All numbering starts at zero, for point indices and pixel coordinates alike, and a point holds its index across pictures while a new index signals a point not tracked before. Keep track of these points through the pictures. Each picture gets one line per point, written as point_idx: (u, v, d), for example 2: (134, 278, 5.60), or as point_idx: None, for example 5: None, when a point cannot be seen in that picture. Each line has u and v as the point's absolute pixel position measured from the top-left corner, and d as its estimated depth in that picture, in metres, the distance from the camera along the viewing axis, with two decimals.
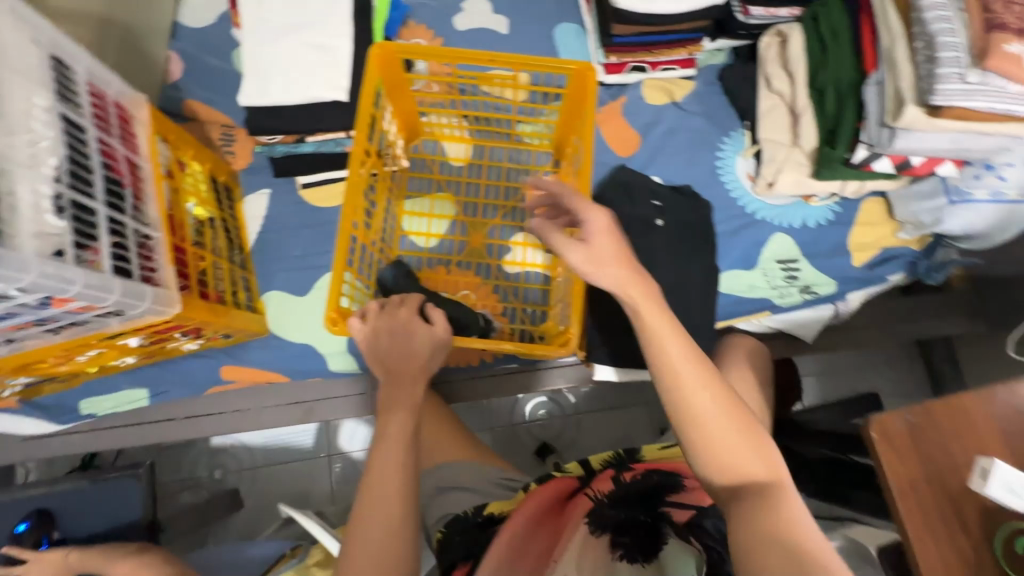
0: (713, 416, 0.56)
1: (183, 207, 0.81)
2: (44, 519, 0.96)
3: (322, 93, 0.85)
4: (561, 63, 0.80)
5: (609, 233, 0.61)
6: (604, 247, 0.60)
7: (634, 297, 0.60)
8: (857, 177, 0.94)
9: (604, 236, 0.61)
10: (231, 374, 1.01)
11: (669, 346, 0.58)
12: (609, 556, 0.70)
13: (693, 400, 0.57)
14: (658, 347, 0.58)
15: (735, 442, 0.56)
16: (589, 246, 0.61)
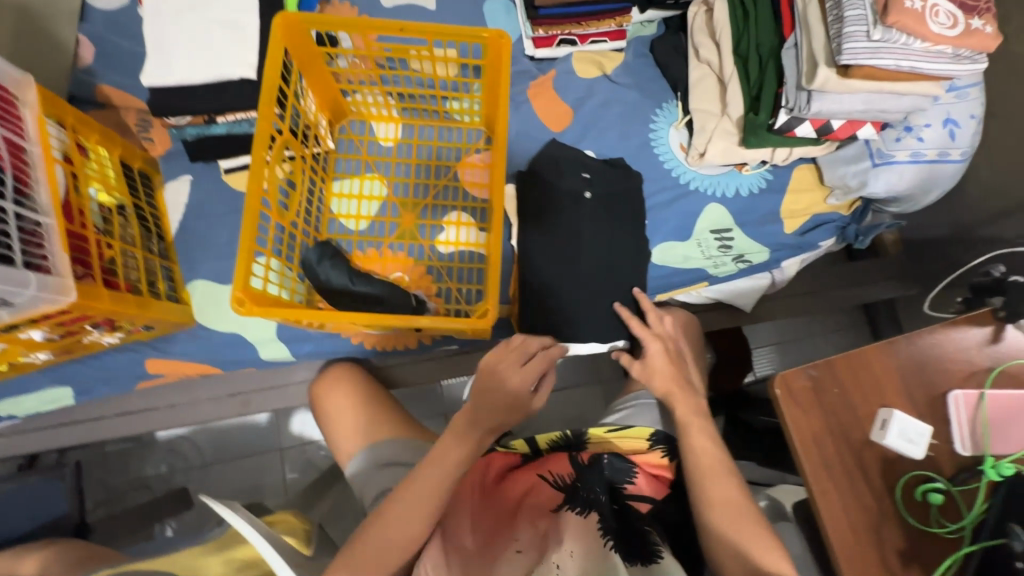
0: (726, 501, 0.71)
1: (84, 193, 0.78)
2: None
3: (229, 70, 0.82)
4: (472, 31, 0.78)
5: (663, 355, 0.84)
6: (658, 366, 0.83)
7: (682, 404, 0.80)
8: (783, 144, 0.94)
9: (662, 359, 0.83)
10: (158, 368, 0.98)
11: (695, 440, 0.77)
12: (602, 546, 0.70)
13: (714, 489, 0.72)
14: (686, 441, 0.77)
15: (741, 526, 0.69)
16: (644, 363, 0.84)
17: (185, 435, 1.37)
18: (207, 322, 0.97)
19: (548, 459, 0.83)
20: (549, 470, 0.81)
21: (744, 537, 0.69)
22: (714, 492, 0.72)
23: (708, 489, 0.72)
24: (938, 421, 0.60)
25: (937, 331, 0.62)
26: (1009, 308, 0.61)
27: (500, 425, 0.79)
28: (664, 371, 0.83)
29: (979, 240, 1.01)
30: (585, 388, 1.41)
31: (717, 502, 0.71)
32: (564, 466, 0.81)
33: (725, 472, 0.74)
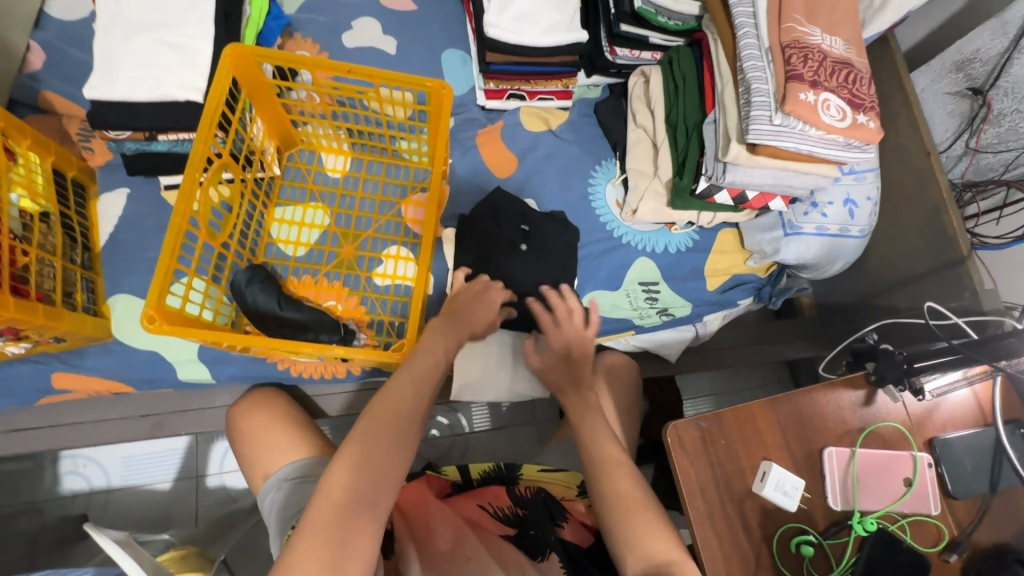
0: (624, 485, 0.68)
1: (5, 197, 0.77)
2: None
3: (174, 92, 0.83)
4: (417, 79, 0.84)
5: (575, 312, 0.93)
6: (568, 320, 0.93)
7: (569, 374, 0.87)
8: (705, 208, 1.02)
9: (573, 317, 0.93)
10: (64, 383, 0.93)
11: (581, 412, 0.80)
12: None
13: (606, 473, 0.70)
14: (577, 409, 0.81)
15: (641, 517, 0.65)
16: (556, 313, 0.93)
17: (91, 457, 1.29)
18: (125, 339, 0.94)
19: (484, 491, 0.86)
20: (488, 502, 0.83)
21: (637, 525, 0.64)
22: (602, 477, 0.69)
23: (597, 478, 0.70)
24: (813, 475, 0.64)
25: (816, 390, 0.67)
26: (878, 373, 0.66)
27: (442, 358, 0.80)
28: (569, 332, 0.91)
29: (878, 309, 1.11)
30: (521, 428, 1.41)
31: (616, 494, 0.67)
32: (502, 498, 0.84)
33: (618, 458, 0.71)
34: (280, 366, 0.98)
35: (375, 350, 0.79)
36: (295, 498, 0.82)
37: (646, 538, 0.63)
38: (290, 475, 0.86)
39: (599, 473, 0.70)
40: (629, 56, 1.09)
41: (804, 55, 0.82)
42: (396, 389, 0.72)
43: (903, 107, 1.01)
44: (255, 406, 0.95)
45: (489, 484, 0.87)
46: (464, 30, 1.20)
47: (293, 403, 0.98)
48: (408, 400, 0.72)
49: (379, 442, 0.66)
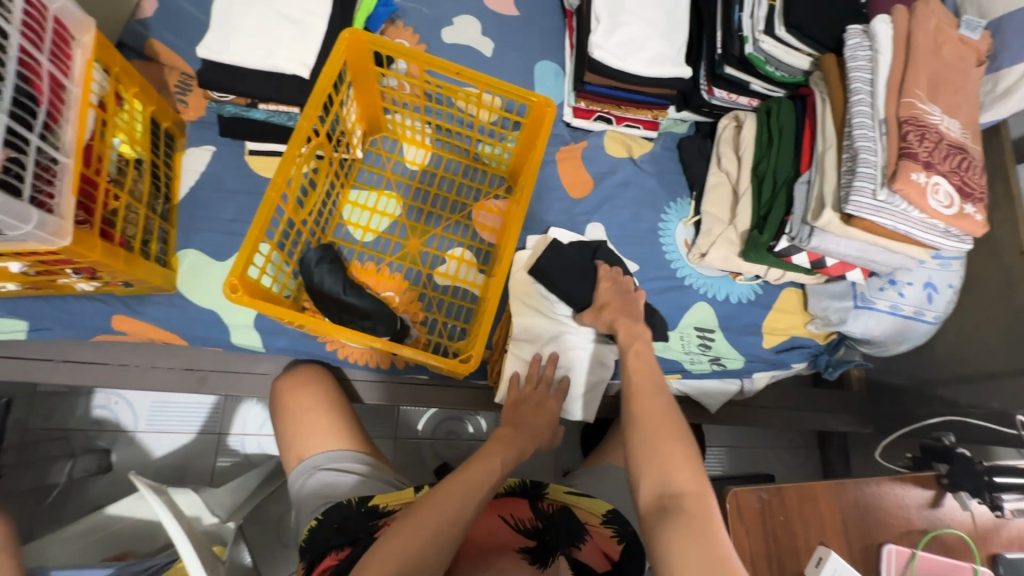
0: (653, 415, 0.70)
1: (108, 140, 0.78)
2: None
3: (282, 64, 0.84)
4: (523, 93, 0.84)
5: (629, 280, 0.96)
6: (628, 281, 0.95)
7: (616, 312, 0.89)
8: (779, 266, 1.00)
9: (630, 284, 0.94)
10: (123, 326, 0.94)
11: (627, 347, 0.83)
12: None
13: (639, 401, 0.72)
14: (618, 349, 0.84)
15: (666, 444, 0.66)
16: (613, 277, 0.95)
17: (124, 395, 1.32)
18: (188, 293, 0.95)
19: (507, 503, 0.84)
20: (509, 514, 0.81)
21: (665, 453, 0.65)
22: (637, 408, 0.71)
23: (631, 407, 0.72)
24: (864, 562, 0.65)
25: (884, 484, 0.68)
26: (953, 478, 0.68)
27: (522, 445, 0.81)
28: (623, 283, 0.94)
29: (936, 398, 1.08)
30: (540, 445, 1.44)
31: (644, 418, 0.69)
32: (523, 511, 0.83)
33: (658, 396, 0.73)
34: (329, 346, 0.99)
35: (394, 344, 0.79)
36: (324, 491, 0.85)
37: (677, 464, 0.64)
38: (322, 466, 0.89)
39: (637, 400, 0.73)
40: (725, 98, 1.07)
41: (921, 133, 0.79)
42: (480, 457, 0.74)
43: (1003, 199, 0.98)
44: (304, 383, 0.95)
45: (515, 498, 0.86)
46: (560, 44, 1.20)
47: (338, 389, 0.98)
48: (489, 470, 0.73)
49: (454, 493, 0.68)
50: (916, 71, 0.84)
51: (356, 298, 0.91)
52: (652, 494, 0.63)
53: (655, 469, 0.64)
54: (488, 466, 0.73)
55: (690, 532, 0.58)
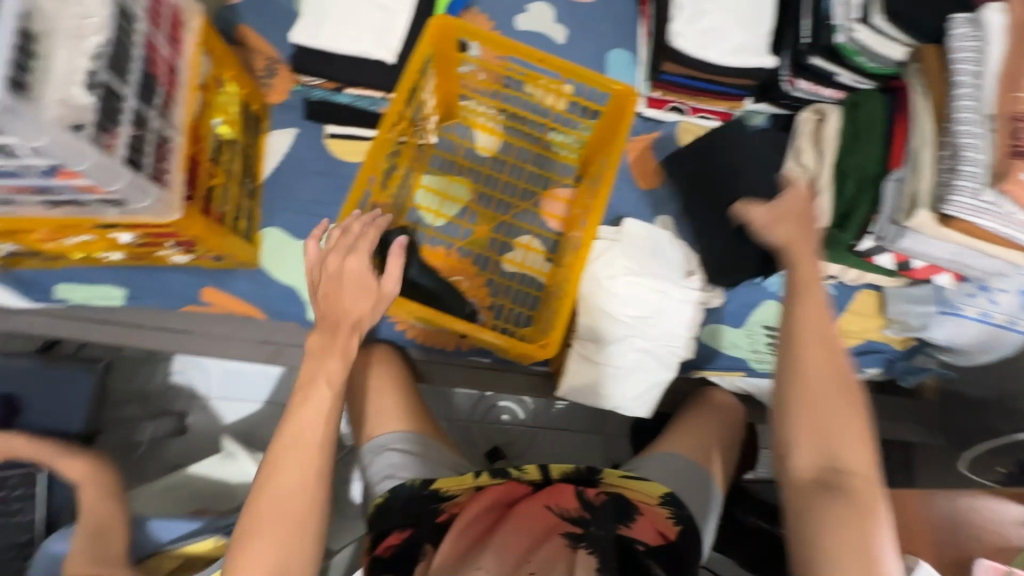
0: (816, 379, 0.71)
1: (209, 121, 0.82)
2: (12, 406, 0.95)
3: (369, 50, 0.87)
4: (606, 81, 0.84)
5: (794, 203, 0.81)
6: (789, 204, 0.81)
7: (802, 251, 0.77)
8: (857, 265, 0.97)
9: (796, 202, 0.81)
10: (210, 298, 1.00)
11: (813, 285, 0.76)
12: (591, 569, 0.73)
13: (807, 361, 0.72)
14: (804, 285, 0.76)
15: (839, 418, 0.69)
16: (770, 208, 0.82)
17: (199, 363, 1.40)
18: (270, 270, 1.00)
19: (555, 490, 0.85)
20: (556, 503, 0.83)
21: (828, 425, 0.69)
22: (808, 369, 0.71)
23: (802, 376, 0.71)
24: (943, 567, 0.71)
25: None
26: None
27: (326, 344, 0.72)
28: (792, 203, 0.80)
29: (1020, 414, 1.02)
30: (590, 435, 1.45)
31: (810, 382, 0.71)
32: (569, 499, 0.84)
33: (834, 352, 0.72)
34: (400, 326, 1.04)
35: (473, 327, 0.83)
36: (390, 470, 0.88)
37: (847, 444, 0.68)
38: (388, 446, 0.91)
39: (799, 355, 0.72)
40: (807, 89, 1.03)
41: None
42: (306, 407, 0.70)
43: None
44: (373, 362, 0.99)
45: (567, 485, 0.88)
46: (635, 32, 1.17)
47: (407, 374, 1.01)
48: (313, 426, 0.69)
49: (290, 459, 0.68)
50: None
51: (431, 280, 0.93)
52: (812, 467, 0.68)
53: (824, 442, 0.69)
54: (313, 406, 0.70)
55: (855, 519, 0.63)
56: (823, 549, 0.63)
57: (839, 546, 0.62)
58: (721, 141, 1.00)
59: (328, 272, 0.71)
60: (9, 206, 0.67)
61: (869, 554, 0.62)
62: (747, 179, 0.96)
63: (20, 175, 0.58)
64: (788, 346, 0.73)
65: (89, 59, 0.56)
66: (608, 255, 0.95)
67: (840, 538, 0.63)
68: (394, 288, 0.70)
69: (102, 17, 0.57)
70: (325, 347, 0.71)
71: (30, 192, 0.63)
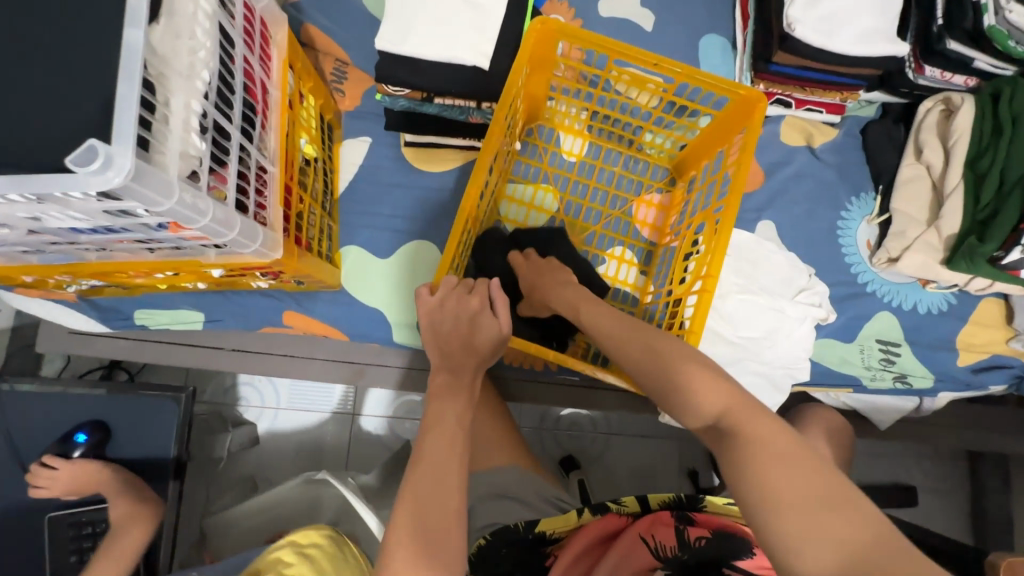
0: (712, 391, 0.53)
1: (297, 142, 0.76)
2: (100, 431, 0.94)
3: (462, 55, 0.79)
4: (730, 85, 0.74)
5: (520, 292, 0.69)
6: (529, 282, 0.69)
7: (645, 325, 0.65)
8: (1000, 280, 0.87)
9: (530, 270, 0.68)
10: (291, 321, 0.96)
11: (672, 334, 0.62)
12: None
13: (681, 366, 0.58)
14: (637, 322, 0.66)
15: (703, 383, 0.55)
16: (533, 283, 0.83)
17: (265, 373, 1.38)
18: (352, 290, 0.95)
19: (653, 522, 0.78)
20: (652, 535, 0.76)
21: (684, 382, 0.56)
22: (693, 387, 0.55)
23: (702, 389, 0.54)
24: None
25: None
26: None
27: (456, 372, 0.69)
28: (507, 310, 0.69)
29: None
30: (664, 441, 1.41)
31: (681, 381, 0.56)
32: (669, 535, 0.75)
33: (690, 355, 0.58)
34: None
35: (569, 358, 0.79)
36: (491, 514, 0.84)
37: (697, 383, 0.55)
38: (486, 482, 0.87)
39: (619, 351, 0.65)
40: (938, 77, 0.92)
41: None
42: (439, 417, 0.65)
43: None
44: None
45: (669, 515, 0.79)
46: (730, 15, 1.06)
47: (495, 404, 0.95)
48: (454, 439, 0.63)
49: (433, 460, 0.60)
50: None
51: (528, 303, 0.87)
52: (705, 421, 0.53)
53: (687, 391, 0.55)
54: (446, 422, 0.64)
55: (767, 467, 0.45)
56: (761, 508, 0.43)
57: (817, 518, 0.41)
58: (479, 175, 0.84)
59: (449, 310, 0.70)
60: (104, 252, 0.62)
61: (829, 496, 0.42)
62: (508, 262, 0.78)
63: (128, 230, 0.53)
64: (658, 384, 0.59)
65: (202, 100, 0.49)
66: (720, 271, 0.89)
67: (815, 517, 0.41)
68: (507, 331, 0.70)
69: (208, 48, 0.50)
70: (454, 386, 0.68)
71: (130, 242, 0.58)
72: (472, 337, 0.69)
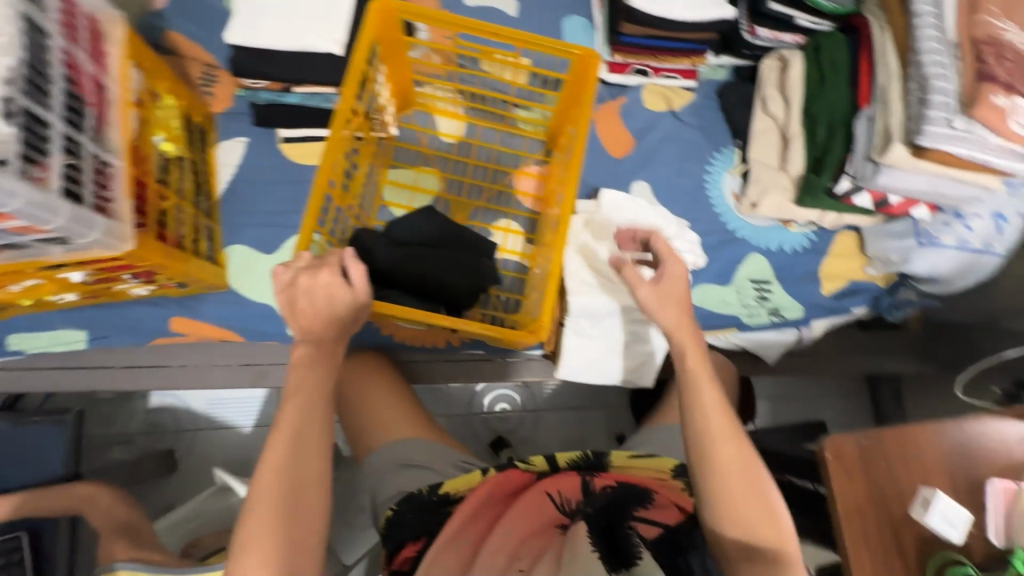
0: (734, 470, 0.72)
1: (150, 139, 0.76)
2: None
3: (315, 43, 0.81)
4: (565, 46, 0.80)
5: (676, 280, 0.79)
6: (668, 289, 0.79)
7: (694, 358, 0.77)
8: (835, 209, 0.97)
9: (675, 283, 0.78)
10: (181, 327, 0.95)
11: (704, 391, 0.75)
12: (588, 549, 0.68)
13: (719, 447, 0.73)
14: (695, 385, 0.76)
15: (746, 493, 0.71)
16: (657, 286, 0.79)
17: (179, 396, 1.34)
18: (241, 289, 0.95)
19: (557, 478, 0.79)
20: (557, 490, 0.77)
21: (739, 499, 0.71)
22: (718, 455, 0.72)
23: (728, 481, 0.71)
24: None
25: (981, 421, 0.64)
26: None
27: (320, 339, 0.70)
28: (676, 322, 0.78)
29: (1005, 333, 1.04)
30: (592, 411, 1.45)
31: (719, 461, 0.72)
32: (572, 488, 0.78)
33: (736, 433, 0.74)
34: (384, 330, 1.00)
35: (445, 316, 0.80)
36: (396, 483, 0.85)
37: (752, 512, 0.70)
38: (391, 455, 0.88)
39: (712, 447, 0.73)
40: (769, 36, 1.02)
41: (999, 52, 0.74)
42: (299, 393, 0.69)
43: None
44: (366, 374, 0.95)
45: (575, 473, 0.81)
46: None
47: (393, 376, 0.97)
48: (312, 412, 0.68)
49: (290, 436, 0.66)
50: None
51: (403, 274, 0.88)
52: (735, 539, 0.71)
53: (740, 516, 0.70)
54: (306, 394, 0.69)
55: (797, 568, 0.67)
56: None
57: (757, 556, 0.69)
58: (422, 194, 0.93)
59: (301, 289, 0.67)
60: None
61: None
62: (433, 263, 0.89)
63: None
64: (698, 437, 0.74)
65: None
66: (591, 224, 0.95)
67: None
68: (363, 298, 0.68)
69: None
70: (313, 359, 0.70)
71: None
72: (317, 306, 0.68)
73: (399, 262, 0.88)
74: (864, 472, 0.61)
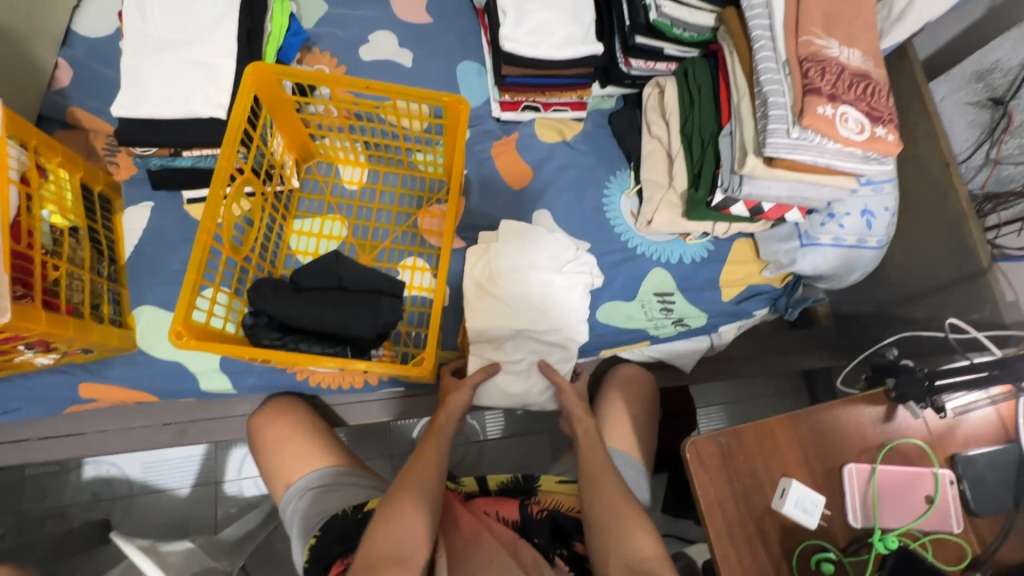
0: (614, 492, 0.77)
1: (37, 212, 0.79)
2: None
3: (198, 109, 0.86)
4: (435, 94, 0.86)
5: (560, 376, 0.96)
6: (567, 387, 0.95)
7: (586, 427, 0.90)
8: (721, 220, 1.03)
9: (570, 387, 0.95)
10: (91, 393, 0.96)
11: (595, 448, 0.86)
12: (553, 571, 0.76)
13: (601, 480, 0.80)
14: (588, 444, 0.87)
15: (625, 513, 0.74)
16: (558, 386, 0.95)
17: (114, 462, 1.32)
18: (149, 349, 0.96)
19: (497, 500, 0.89)
20: (496, 511, 0.87)
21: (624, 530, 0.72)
22: (604, 487, 0.79)
23: (618, 511, 0.75)
24: (773, 567, 0.61)
25: (838, 407, 0.68)
26: (899, 390, 0.66)
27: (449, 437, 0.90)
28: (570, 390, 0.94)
29: (897, 320, 1.09)
30: (536, 436, 1.46)
31: (603, 493, 0.78)
32: (513, 510, 0.87)
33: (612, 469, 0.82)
34: (299, 376, 1.00)
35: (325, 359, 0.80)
36: (317, 508, 0.85)
37: (635, 538, 0.71)
38: (310, 486, 0.88)
39: (593, 483, 0.80)
40: (644, 67, 1.09)
41: (821, 68, 0.82)
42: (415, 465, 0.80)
43: (921, 117, 1.01)
44: (276, 414, 0.96)
45: (505, 496, 0.91)
46: (479, 42, 1.21)
47: (306, 410, 0.98)
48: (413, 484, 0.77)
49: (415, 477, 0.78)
50: (808, 10, 0.87)
51: (290, 316, 0.88)
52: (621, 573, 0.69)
53: (619, 540, 0.71)
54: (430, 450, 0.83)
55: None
56: None
57: None
58: (329, 265, 0.95)
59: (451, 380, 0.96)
60: None
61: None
62: (336, 311, 0.89)
63: None
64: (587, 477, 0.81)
65: None
66: (489, 256, 0.97)
67: None
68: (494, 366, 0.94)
69: None
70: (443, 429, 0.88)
71: None
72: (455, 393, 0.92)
73: (285, 303, 0.88)
74: (724, 469, 0.64)
